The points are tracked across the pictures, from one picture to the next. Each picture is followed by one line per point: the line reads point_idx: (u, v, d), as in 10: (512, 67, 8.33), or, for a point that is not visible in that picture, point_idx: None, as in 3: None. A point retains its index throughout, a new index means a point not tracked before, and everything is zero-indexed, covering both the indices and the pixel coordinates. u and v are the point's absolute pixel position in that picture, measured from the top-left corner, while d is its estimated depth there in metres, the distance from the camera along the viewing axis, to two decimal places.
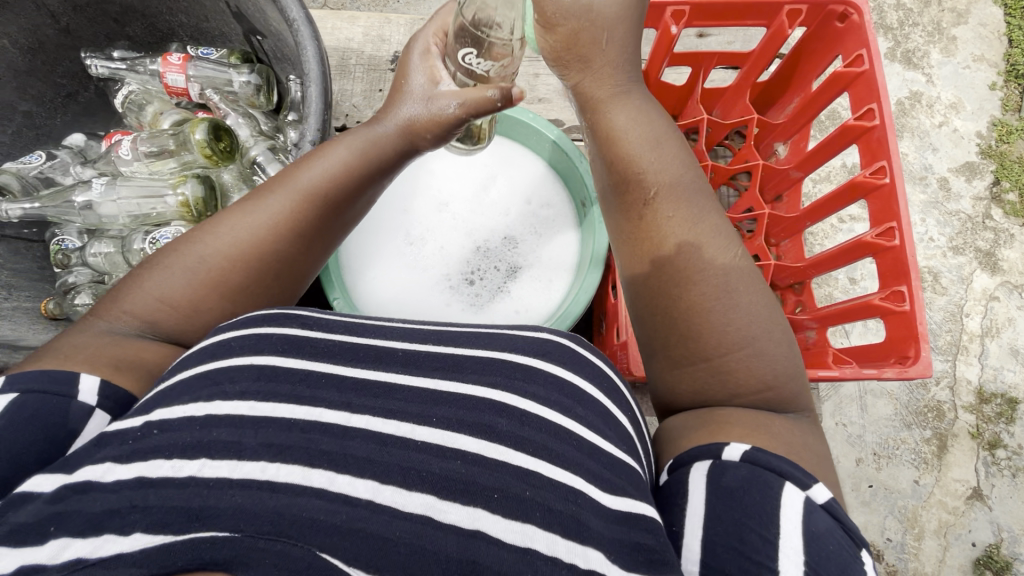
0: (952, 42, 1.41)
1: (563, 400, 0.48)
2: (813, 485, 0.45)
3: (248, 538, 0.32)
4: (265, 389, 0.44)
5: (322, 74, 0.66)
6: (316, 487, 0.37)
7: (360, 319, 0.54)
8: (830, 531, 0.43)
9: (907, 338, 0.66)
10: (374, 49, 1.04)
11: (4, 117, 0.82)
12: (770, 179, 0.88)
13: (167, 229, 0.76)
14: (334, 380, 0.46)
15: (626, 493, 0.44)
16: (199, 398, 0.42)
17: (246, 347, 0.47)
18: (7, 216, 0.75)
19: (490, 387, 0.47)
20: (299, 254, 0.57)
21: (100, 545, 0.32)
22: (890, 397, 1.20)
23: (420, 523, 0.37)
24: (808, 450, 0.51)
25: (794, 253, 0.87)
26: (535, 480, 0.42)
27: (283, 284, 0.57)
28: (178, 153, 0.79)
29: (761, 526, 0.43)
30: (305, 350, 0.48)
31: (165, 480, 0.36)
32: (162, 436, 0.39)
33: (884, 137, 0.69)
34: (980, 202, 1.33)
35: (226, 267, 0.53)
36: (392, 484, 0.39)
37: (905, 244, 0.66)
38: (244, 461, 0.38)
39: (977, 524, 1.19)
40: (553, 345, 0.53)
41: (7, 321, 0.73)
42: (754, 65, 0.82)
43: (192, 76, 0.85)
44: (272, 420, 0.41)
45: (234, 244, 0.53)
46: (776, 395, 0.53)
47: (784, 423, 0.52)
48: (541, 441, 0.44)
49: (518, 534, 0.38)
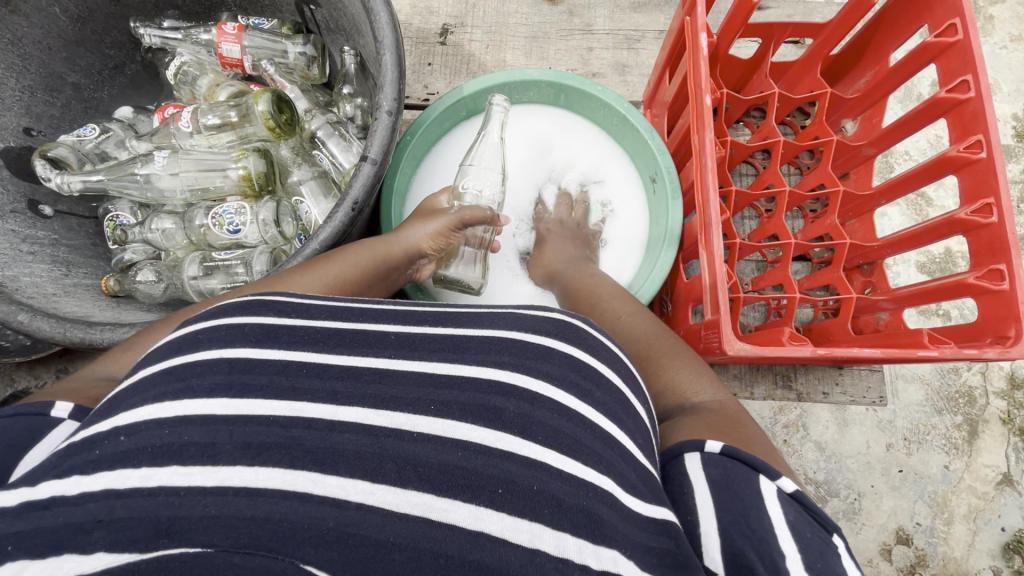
0: (988, 22, 1.37)
1: (579, 382, 0.47)
2: (781, 477, 0.46)
3: (221, 553, 0.32)
4: (237, 383, 0.42)
5: (396, 41, 0.65)
6: (299, 492, 0.36)
7: (347, 301, 0.52)
8: (804, 521, 0.43)
9: (1005, 317, 0.67)
10: (422, 21, 1.05)
11: (55, 88, 0.86)
12: (840, 155, 0.92)
13: (229, 204, 0.78)
14: (317, 369, 0.44)
15: (640, 490, 0.42)
16: (162, 397, 0.39)
17: (215, 339, 0.44)
18: (69, 187, 0.80)
19: (498, 368, 0.46)
20: (383, 279, 0.70)
21: (57, 567, 0.30)
22: (921, 381, 1.16)
23: (416, 523, 0.36)
24: (756, 438, 0.51)
25: (863, 232, 0.90)
26: (541, 471, 0.39)
27: (376, 289, 0.69)
28: (238, 127, 0.81)
29: (758, 514, 0.43)
30: (281, 339, 0.46)
31: (134, 492, 0.34)
32: (130, 441, 0.37)
33: (979, 109, 0.71)
34: (1016, 186, 1.29)
35: (357, 273, 0.64)
36: (383, 484, 0.37)
37: (1003, 220, 0.68)
38: (220, 466, 0.36)
39: (1007, 509, 1.14)
40: (567, 325, 0.51)
41: (76, 295, 0.73)
42: (832, 37, 0.84)
43: (247, 48, 0.85)
44: (250, 417, 0.40)
45: (356, 268, 0.64)
46: (720, 403, 0.55)
47: (739, 425, 0.53)
48: (553, 425, 0.43)
49: (526, 533, 0.36)
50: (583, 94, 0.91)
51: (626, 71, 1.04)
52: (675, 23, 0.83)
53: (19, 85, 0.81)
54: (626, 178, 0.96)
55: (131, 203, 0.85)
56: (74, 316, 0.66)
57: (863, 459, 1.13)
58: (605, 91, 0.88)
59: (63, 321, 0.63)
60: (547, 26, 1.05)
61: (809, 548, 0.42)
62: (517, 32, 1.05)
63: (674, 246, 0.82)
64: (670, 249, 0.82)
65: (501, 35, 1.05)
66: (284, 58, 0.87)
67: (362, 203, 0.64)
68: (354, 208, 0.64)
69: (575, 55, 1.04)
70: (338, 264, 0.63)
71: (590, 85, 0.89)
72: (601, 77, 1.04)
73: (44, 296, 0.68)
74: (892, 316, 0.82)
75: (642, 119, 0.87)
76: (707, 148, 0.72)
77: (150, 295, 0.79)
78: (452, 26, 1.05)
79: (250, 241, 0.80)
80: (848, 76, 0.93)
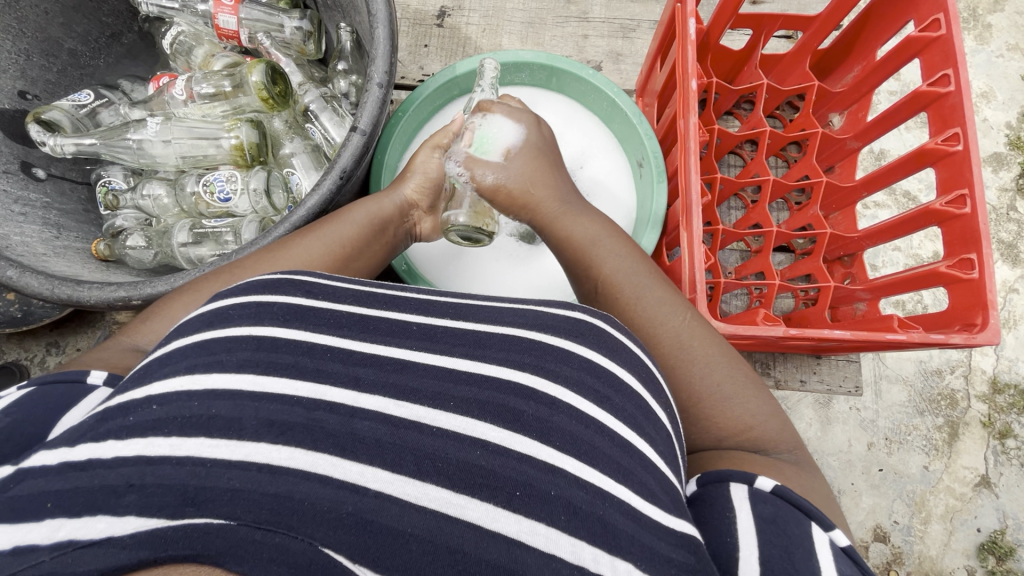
0: (986, 30, 1.39)
1: (599, 387, 0.47)
2: (835, 528, 0.47)
3: (243, 527, 0.33)
4: (264, 360, 0.44)
5: (389, 15, 0.66)
6: (320, 474, 0.38)
7: (371, 286, 0.54)
8: (854, 575, 0.44)
9: (974, 305, 0.69)
10: (420, 3, 1.06)
11: (51, 53, 0.87)
12: (826, 149, 0.94)
13: (220, 172, 0.80)
14: (342, 354, 0.46)
15: (659, 500, 0.43)
16: (193, 369, 0.42)
17: (244, 316, 0.47)
18: (62, 150, 0.81)
19: (517, 369, 0.47)
20: (379, 244, 0.70)
21: (92, 527, 0.32)
22: (904, 383, 1.18)
23: (432, 516, 0.38)
24: (807, 487, 0.52)
25: (846, 225, 0.92)
26: (558, 477, 0.41)
27: (376, 254, 0.70)
28: (231, 97, 0.83)
29: (804, 556, 0.44)
30: (308, 321, 0.48)
31: (164, 459, 0.37)
32: (162, 411, 0.39)
33: (958, 103, 0.73)
34: (1005, 194, 1.31)
35: (354, 241, 0.66)
36: (403, 474, 0.39)
37: (975, 211, 0.70)
38: (245, 441, 0.38)
39: (983, 510, 1.17)
40: (588, 327, 0.52)
41: (67, 256, 0.74)
42: (818, 31, 0.87)
43: (243, 20, 0.86)
44: (275, 396, 0.42)
45: (353, 231, 0.66)
46: (757, 432, 0.56)
47: (784, 466, 0.54)
48: (572, 431, 0.44)
49: (543, 538, 0.38)
50: (574, 76, 0.92)
51: (621, 59, 1.06)
52: (665, 12, 0.85)
53: (16, 48, 0.82)
54: (616, 164, 0.97)
55: (123, 170, 0.87)
56: (63, 275, 0.67)
57: (844, 458, 1.15)
58: (594, 74, 0.90)
59: (52, 279, 0.63)
60: (543, 13, 1.06)
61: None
62: (513, 17, 1.06)
63: (656, 229, 0.84)
64: (654, 232, 0.84)
65: (499, 20, 1.06)
66: (279, 32, 0.88)
67: (350, 172, 0.66)
68: (342, 176, 0.65)
69: (569, 42, 1.05)
70: (334, 228, 0.65)
71: (580, 67, 0.91)
72: (596, 65, 1.06)
73: (33, 255, 0.68)
74: (869, 306, 0.84)
75: (631, 103, 0.89)
76: (691, 132, 0.74)
77: (140, 260, 0.81)
78: (449, 9, 1.06)
79: (240, 211, 0.82)
80: (837, 71, 0.95)
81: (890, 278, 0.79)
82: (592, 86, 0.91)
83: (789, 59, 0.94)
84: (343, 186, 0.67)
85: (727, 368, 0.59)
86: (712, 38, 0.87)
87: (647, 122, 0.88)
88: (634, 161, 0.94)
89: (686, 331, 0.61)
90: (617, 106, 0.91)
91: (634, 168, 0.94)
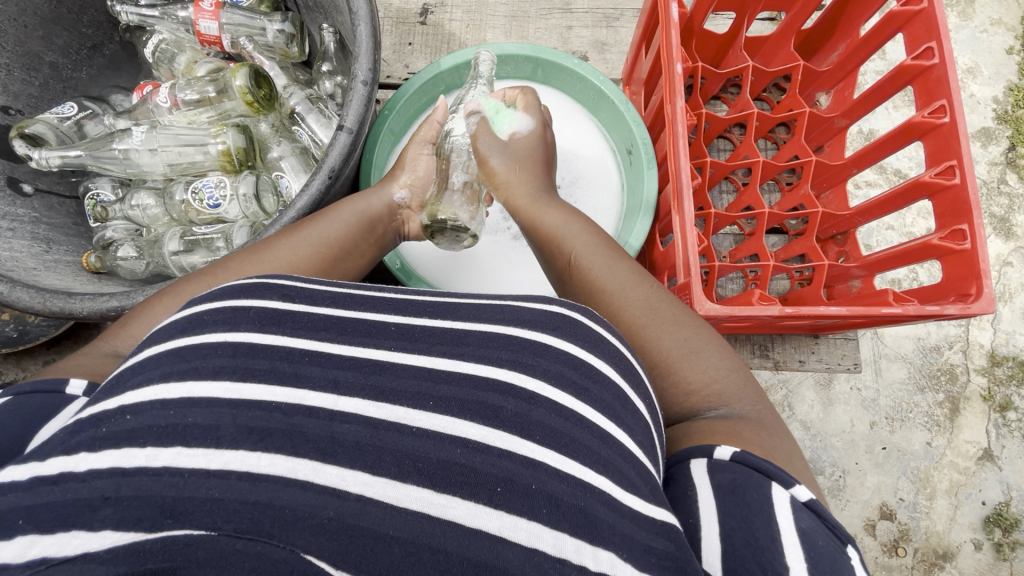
0: (970, 5, 1.39)
1: (577, 380, 0.47)
2: (796, 484, 0.46)
3: (224, 538, 0.33)
4: (241, 366, 0.44)
5: (370, 13, 0.66)
6: (300, 479, 0.38)
7: (350, 289, 0.54)
8: (817, 528, 0.44)
9: (968, 276, 0.70)
10: (402, 2, 1.06)
11: (33, 68, 0.87)
12: (815, 128, 0.95)
13: (209, 179, 0.80)
14: (319, 357, 0.46)
15: (639, 491, 0.43)
16: (170, 376, 0.42)
17: (219, 321, 0.46)
18: (47, 164, 0.80)
19: (495, 366, 0.47)
20: (363, 245, 0.69)
21: (66, 543, 0.32)
22: (903, 360, 1.18)
23: (415, 517, 0.38)
24: (778, 448, 0.51)
25: (837, 203, 0.93)
26: (539, 471, 0.41)
27: (364, 250, 0.69)
28: (216, 103, 0.84)
29: (764, 523, 0.44)
30: (285, 325, 0.48)
31: (139, 470, 0.36)
32: (136, 420, 0.39)
33: (943, 75, 0.74)
34: (995, 168, 1.31)
35: (340, 243, 0.65)
36: (384, 476, 0.39)
37: (964, 181, 0.71)
38: (223, 449, 0.38)
39: (987, 483, 1.17)
40: (564, 318, 0.52)
41: (56, 271, 0.74)
42: (800, 12, 0.87)
43: (225, 25, 0.86)
44: (254, 402, 0.42)
45: (339, 231, 0.65)
46: (720, 390, 0.56)
47: (757, 428, 0.53)
48: (551, 424, 0.44)
49: (524, 532, 0.38)
50: (559, 67, 0.92)
51: (605, 49, 1.06)
52: (647, 1, 0.85)
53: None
54: (603, 153, 0.97)
55: (111, 181, 0.87)
56: (54, 288, 0.67)
57: (847, 438, 1.15)
58: (580, 63, 0.90)
59: (43, 292, 0.63)
60: (526, 5, 1.06)
61: (817, 557, 0.42)
62: (496, 11, 1.06)
63: (649, 215, 0.83)
64: (646, 218, 0.84)
65: (481, 15, 1.06)
66: (262, 35, 0.88)
67: (338, 171, 0.66)
68: (331, 176, 0.66)
69: (552, 35, 1.05)
70: (320, 228, 0.64)
71: (565, 57, 0.90)
72: (580, 56, 1.05)
73: (23, 269, 0.68)
74: (865, 282, 0.85)
75: (618, 91, 0.89)
76: (679, 116, 0.74)
77: (133, 272, 0.81)
78: (431, 6, 1.06)
79: (231, 216, 0.82)
80: (823, 49, 0.95)
81: (885, 254, 0.79)
82: (578, 76, 0.91)
83: (775, 40, 0.94)
84: (332, 186, 0.67)
85: (698, 336, 0.59)
86: (695, 22, 0.88)
87: (635, 110, 0.88)
88: (622, 149, 0.94)
89: (640, 299, 0.62)
90: (603, 95, 0.91)
91: (623, 157, 0.94)
